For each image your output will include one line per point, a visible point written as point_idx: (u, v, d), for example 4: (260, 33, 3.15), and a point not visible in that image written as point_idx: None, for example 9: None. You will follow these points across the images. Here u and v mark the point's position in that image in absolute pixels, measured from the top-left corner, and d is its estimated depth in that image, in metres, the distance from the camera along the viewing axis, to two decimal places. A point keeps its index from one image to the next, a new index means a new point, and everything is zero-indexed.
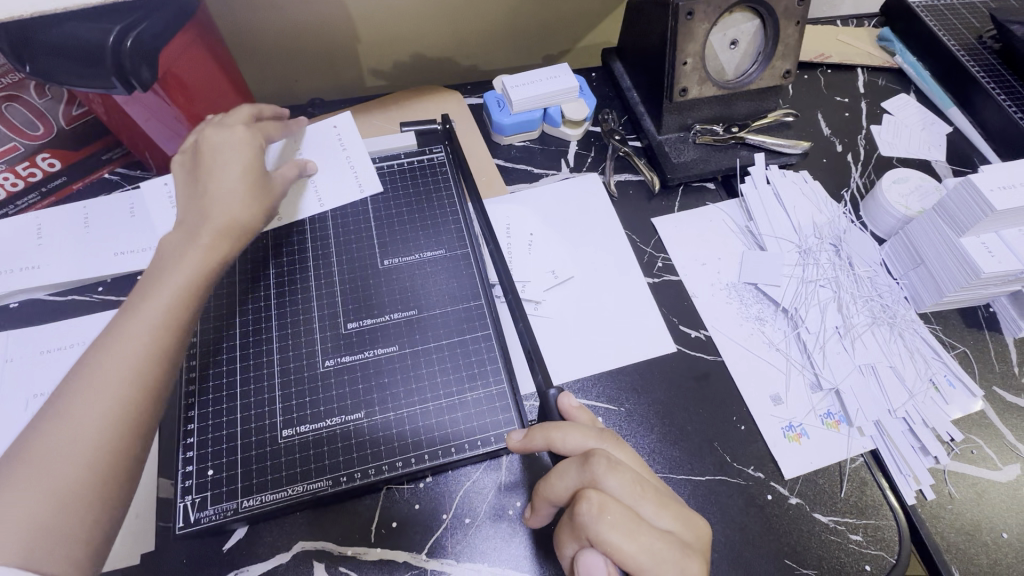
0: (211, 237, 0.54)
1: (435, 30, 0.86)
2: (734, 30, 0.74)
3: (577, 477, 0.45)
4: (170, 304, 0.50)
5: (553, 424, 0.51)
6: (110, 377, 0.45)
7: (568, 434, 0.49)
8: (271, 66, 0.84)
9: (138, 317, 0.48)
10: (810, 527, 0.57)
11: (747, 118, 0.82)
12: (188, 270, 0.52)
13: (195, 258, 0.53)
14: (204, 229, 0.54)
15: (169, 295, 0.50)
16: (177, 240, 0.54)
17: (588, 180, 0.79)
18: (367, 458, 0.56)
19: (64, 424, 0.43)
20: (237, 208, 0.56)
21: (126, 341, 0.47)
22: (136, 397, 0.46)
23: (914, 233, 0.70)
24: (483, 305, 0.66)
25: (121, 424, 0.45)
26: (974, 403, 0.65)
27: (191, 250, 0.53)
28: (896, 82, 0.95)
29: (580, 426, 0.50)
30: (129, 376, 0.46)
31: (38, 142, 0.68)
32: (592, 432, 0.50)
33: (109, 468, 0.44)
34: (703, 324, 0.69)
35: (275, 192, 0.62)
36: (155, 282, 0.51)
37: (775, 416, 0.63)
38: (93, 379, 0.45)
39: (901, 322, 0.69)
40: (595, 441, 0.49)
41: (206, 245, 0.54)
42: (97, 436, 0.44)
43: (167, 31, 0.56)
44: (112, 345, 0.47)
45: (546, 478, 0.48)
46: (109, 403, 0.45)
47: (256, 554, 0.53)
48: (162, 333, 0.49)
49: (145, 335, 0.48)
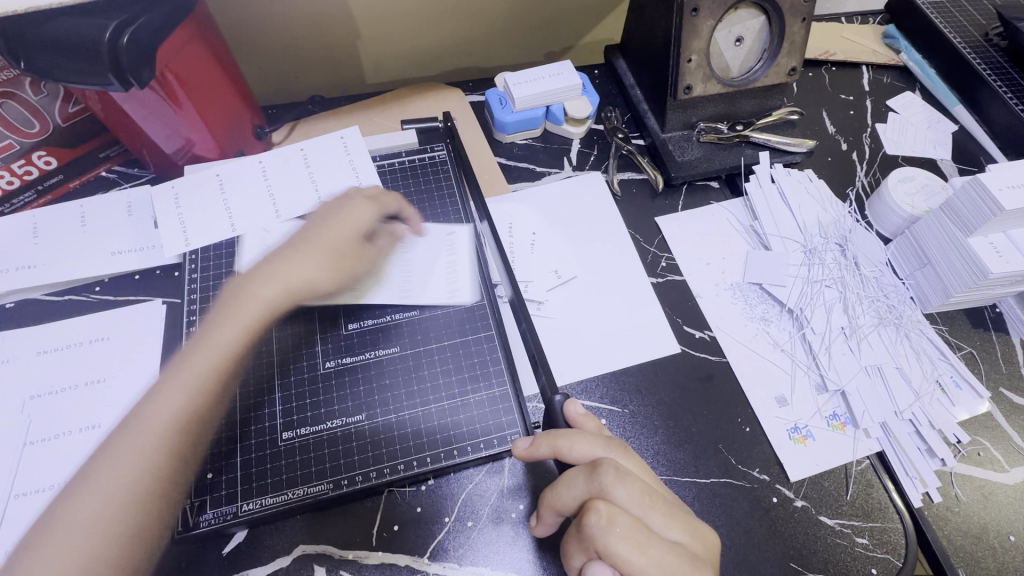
0: (269, 297, 0.56)
1: (437, 27, 0.85)
2: (739, 27, 0.73)
3: (585, 486, 0.45)
4: (226, 356, 0.53)
5: (560, 432, 0.49)
6: (172, 412, 0.50)
7: (575, 441, 0.48)
8: (271, 63, 0.83)
9: (186, 372, 0.51)
10: (816, 530, 0.56)
11: (751, 116, 0.81)
12: (236, 329, 0.54)
13: (247, 316, 0.54)
14: (262, 286, 0.56)
15: (228, 346, 0.53)
16: (236, 292, 0.56)
17: (591, 178, 0.79)
18: (368, 461, 0.55)
19: (101, 476, 0.47)
20: (310, 274, 0.58)
21: (167, 397, 0.50)
22: (161, 455, 0.48)
23: (920, 232, 0.69)
24: (485, 305, 0.65)
25: (173, 457, 0.49)
26: (980, 404, 0.64)
27: (246, 308, 0.55)
28: (901, 80, 0.94)
29: (587, 434, 0.49)
30: (166, 434, 0.49)
31: (35, 140, 0.67)
32: (599, 440, 0.49)
33: (130, 521, 0.46)
34: (707, 325, 0.68)
35: (371, 263, 0.63)
36: (208, 335, 0.53)
37: (780, 418, 0.62)
38: (155, 412, 0.49)
39: (907, 322, 0.68)
40: (602, 449, 0.48)
41: (260, 305, 0.55)
42: (125, 492, 0.46)
43: (165, 27, 0.55)
44: (156, 398, 0.50)
45: (554, 487, 0.47)
46: (139, 458, 0.47)
47: (255, 557, 0.52)
48: (198, 392, 0.51)
49: (205, 380, 0.51)
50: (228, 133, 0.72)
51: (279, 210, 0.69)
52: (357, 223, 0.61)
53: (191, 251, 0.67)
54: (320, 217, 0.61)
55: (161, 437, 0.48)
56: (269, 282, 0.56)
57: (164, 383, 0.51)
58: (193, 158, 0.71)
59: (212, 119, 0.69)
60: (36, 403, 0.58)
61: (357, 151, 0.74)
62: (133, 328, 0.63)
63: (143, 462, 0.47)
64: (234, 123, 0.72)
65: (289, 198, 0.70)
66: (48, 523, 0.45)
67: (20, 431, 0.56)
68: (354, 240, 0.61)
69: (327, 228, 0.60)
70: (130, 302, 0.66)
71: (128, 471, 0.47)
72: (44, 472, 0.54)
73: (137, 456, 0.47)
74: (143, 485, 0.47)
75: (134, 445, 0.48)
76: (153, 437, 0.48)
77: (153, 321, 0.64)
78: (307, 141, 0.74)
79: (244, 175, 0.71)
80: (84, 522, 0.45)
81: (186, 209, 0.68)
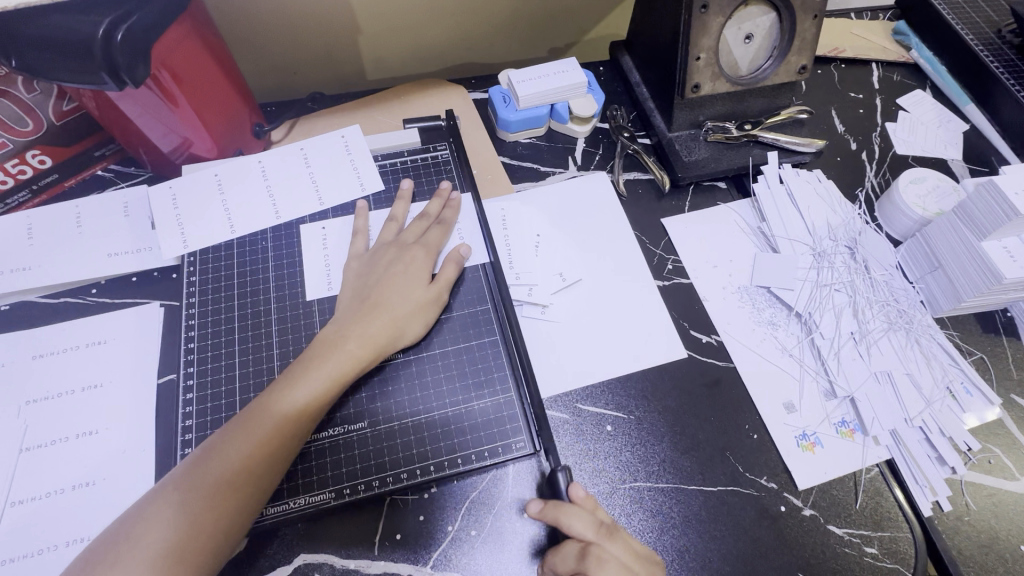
0: (358, 345, 0.55)
1: (439, 22, 0.84)
2: (749, 24, 0.71)
3: (573, 564, 0.48)
4: (334, 372, 0.54)
5: (560, 504, 0.50)
6: (264, 423, 0.51)
7: (568, 518, 0.49)
8: (270, 59, 0.82)
9: (269, 414, 0.51)
10: (824, 539, 0.55)
11: (760, 115, 0.80)
12: (328, 373, 0.54)
13: (340, 362, 0.54)
14: (354, 335, 0.56)
15: (337, 364, 0.54)
16: (325, 342, 0.56)
17: (596, 179, 0.77)
18: (371, 469, 0.55)
19: (182, 500, 0.47)
20: (395, 325, 0.58)
21: (253, 432, 0.50)
22: (242, 490, 0.48)
23: (933, 237, 0.68)
24: (490, 309, 0.64)
25: (258, 466, 0.49)
26: (991, 411, 0.63)
27: (337, 355, 0.55)
28: (911, 77, 0.92)
29: (583, 516, 0.49)
30: (256, 448, 0.49)
31: (29, 139, 0.65)
32: (593, 524, 0.49)
33: (203, 553, 0.46)
34: (714, 329, 0.67)
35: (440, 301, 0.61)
36: (297, 380, 0.53)
37: (788, 425, 0.61)
38: (252, 423, 0.51)
39: (918, 328, 0.67)
40: (594, 533, 0.49)
41: (351, 353, 0.55)
42: (203, 520, 0.46)
43: (160, 24, 0.54)
44: (240, 434, 0.50)
45: (551, 553, 0.50)
46: (217, 490, 0.47)
47: (257, 567, 0.51)
48: (282, 431, 0.51)
49: (304, 394, 0.52)
50: (227, 132, 0.71)
51: (279, 211, 0.68)
52: (419, 274, 0.61)
53: (188, 252, 0.66)
54: (381, 269, 0.61)
55: (241, 472, 0.48)
56: (360, 336, 0.56)
57: (249, 418, 0.51)
58: (191, 156, 0.70)
59: (210, 118, 0.67)
60: (32, 408, 0.57)
61: (359, 152, 0.72)
62: (129, 331, 0.62)
63: (222, 495, 0.47)
64: (232, 121, 0.71)
65: (289, 199, 0.69)
66: (124, 538, 0.46)
67: (15, 437, 0.55)
68: (429, 289, 0.61)
69: (391, 276, 0.61)
70: (126, 304, 0.65)
71: (209, 502, 0.47)
72: (40, 479, 0.53)
73: (217, 487, 0.48)
74: (222, 518, 0.47)
75: (216, 473, 0.48)
76: (236, 470, 0.48)
77: (150, 324, 0.63)
78: (307, 140, 0.73)
79: (242, 175, 0.69)
80: (158, 546, 0.45)
81: (184, 210, 0.67)
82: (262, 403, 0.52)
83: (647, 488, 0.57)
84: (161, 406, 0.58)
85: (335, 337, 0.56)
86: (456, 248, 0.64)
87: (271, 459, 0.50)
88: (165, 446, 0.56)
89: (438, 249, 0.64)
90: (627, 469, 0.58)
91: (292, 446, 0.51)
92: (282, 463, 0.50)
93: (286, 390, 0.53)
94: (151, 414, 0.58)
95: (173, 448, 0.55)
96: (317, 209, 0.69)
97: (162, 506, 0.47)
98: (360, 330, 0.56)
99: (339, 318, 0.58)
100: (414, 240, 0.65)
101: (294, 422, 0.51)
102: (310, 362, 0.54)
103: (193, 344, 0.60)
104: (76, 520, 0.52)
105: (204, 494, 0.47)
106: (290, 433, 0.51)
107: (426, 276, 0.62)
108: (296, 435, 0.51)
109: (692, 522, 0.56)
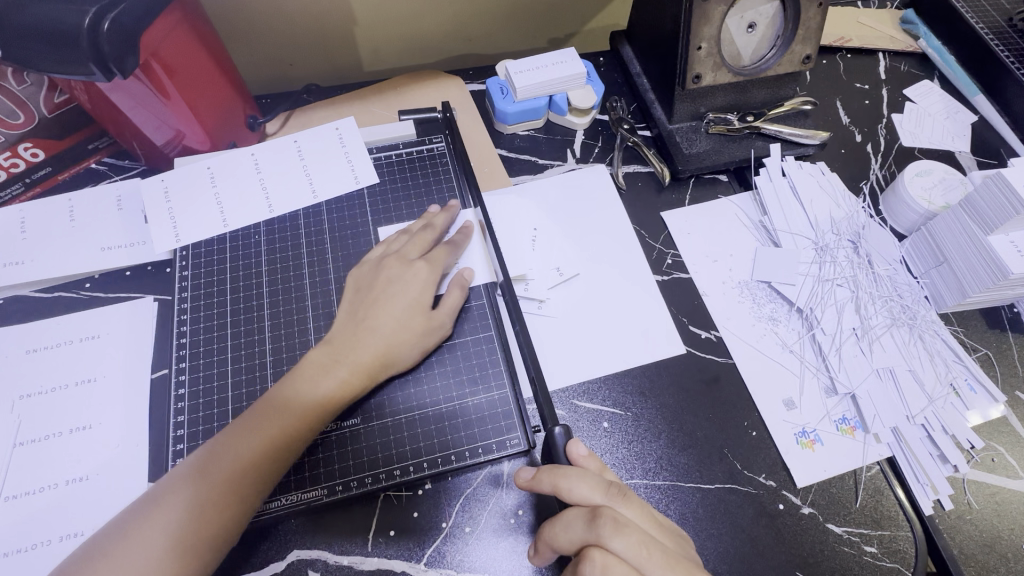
0: (350, 371, 0.55)
1: (435, 12, 0.82)
2: (752, 12, 0.70)
3: (582, 532, 0.45)
4: (330, 389, 0.53)
5: (561, 469, 0.48)
6: (255, 438, 0.50)
7: (575, 484, 0.47)
8: (264, 50, 0.81)
9: (263, 427, 0.51)
10: (822, 537, 0.55)
11: (762, 107, 0.78)
12: (321, 394, 0.53)
13: (332, 384, 0.54)
14: (348, 360, 0.55)
15: (334, 382, 0.54)
16: (323, 358, 0.55)
17: (595, 172, 0.76)
18: (364, 466, 0.54)
19: (169, 511, 0.47)
20: (389, 351, 0.56)
21: (242, 450, 0.50)
22: (228, 505, 0.48)
23: (937, 228, 0.66)
24: (485, 305, 0.63)
25: (245, 481, 0.49)
26: (995, 409, 0.62)
27: (328, 379, 0.54)
28: (919, 67, 0.90)
29: (588, 476, 0.48)
30: (246, 464, 0.49)
31: (20, 132, 0.64)
32: (600, 484, 0.48)
33: (188, 562, 0.46)
34: (714, 325, 0.66)
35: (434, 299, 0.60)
36: (293, 395, 0.53)
37: (787, 422, 0.60)
38: (245, 436, 0.51)
39: (921, 323, 0.66)
40: (604, 496, 0.47)
41: (344, 378, 0.54)
42: (190, 534, 0.46)
43: (149, 12, 0.53)
44: (232, 446, 0.50)
45: (551, 525, 0.47)
46: (204, 502, 0.47)
47: (250, 563, 0.51)
48: (271, 449, 0.50)
49: (297, 411, 0.52)
50: (220, 124, 0.70)
51: (272, 205, 0.68)
52: (425, 294, 0.59)
53: (181, 247, 0.65)
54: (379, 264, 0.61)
55: (228, 486, 0.48)
56: (359, 352, 0.55)
57: (239, 433, 0.51)
58: (185, 149, 0.69)
59: (202, 110, 0.66)
60: (25, 403, 0.57)
61: (354, 146, 0.71)
62: (123, 326, 0.62)
63: (209, 507, 0.47)
64: (225, 114, 0.70)
65: (282, 192, 0.68)
66: (115, 544, 0.46)
67: (9, 432, 0.55)
68: (428, 317, 0.59)
69: (391, 295, 0.59)
70: (120, 298, 0.64)
71: (198, 513, 0.47)
72: (34, 473, 0.53)
73: (204, 502, 0.47)
74: (209, 532, 0.47)
75: (203, 487, 0.48)
76: (222, 484, 0.48)
77: (143, 318, 0.63)
78: (300, 133, 0.72)
79: (234, 168, 0.68)
80: (148, 553, 0.46)
81: (176, 203, 0.66)
82: (251, 421, 0.52)
83: (643, 485, 0.56)
84: (154, 401, 0.58)
85: (327, 360, 0.55)
86: (461, 272, 0.62)
87: (261, 477, 0.49)
88: (158, 443, 0.56)
89: (443, 268, 0.62)
90: (624, 466, 0.57)
91: (280, 462, 0.50)
92: (271, 477, 0.50)
93: (281, 404, 0.52)
94: (143, 410, 0.58)
95: (165, 446, 0.55)
96: (311, 203, 0.68)
97: (153, 511, 0.47)
98: (359, 346, 0.56)
99: (331, 340, 0.57)
100: (416, 256, 0.62)
101: (285, 437, 0.51)
102: (307, 378, 0.54)
103: (185, 339, 0.60)
104: (69, 515, 0.52)
105: (192, 508, 0.47)
106: (278, 453, 0.50)
107: (433, 297, 0.60)
108: (285, 453, 0.51)
109: (688, 519, 0.55)
